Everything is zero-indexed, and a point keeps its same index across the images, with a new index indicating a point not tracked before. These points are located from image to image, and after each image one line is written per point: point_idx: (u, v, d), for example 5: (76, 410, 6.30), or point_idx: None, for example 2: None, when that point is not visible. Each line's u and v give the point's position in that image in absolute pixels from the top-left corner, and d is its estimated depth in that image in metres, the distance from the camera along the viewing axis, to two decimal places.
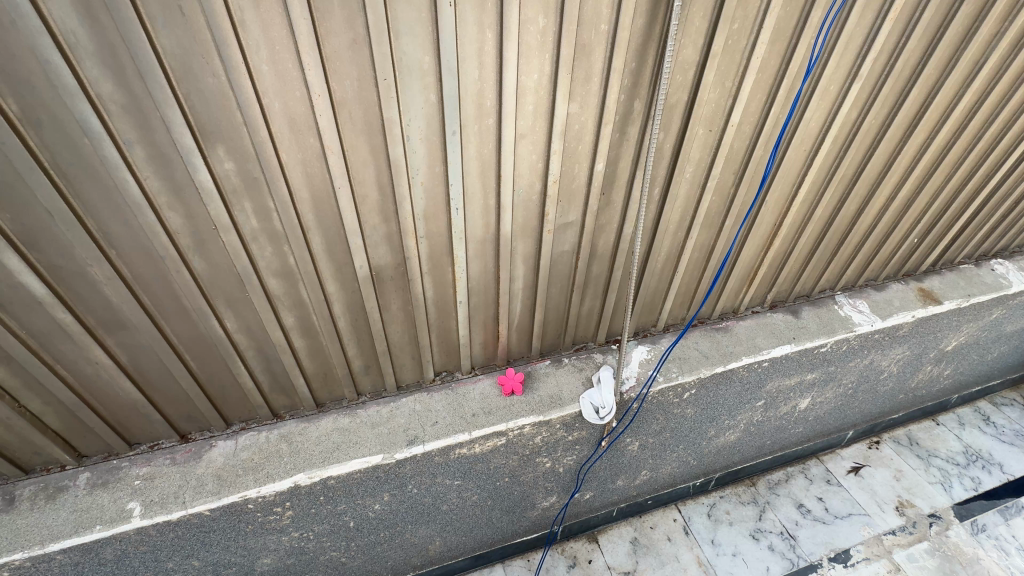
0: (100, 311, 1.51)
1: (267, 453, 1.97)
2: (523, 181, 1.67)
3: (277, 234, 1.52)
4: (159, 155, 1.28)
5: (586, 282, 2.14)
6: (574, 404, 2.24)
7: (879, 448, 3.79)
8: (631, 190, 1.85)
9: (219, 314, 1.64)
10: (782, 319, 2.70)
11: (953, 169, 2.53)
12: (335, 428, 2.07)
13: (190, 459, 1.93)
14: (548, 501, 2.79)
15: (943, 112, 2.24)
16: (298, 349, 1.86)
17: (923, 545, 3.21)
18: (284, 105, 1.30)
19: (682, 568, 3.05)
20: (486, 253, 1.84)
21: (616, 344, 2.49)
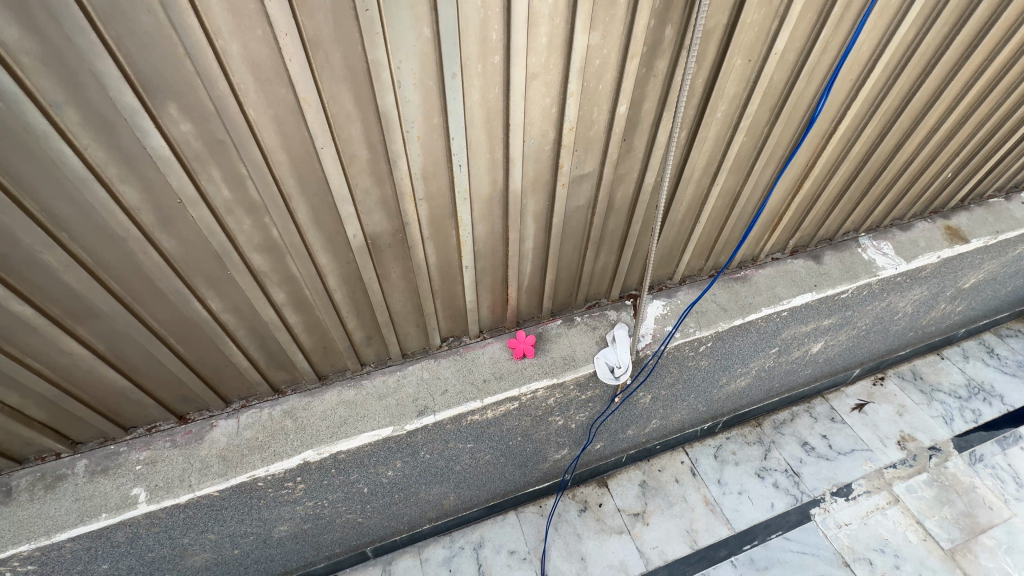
0: (64, 301, 1.33)
1: (271, 430, 1.89)
2: (535, 130, 1.44)
3: (254, 205, 1.31)
4: (98, 118, 1.05)
5: (601, 238, 1.96)
6: (588, 365, 2.15)
7: (884, 384, 3.81)
8: (655, 134, 1.62)
9: (200, 295, 1.47)
10: (804, 266, 2.55)
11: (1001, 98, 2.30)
12: (341, 401, 1.97)
13: (191, 440, 1.84)
14: (560, 453, 2.79)
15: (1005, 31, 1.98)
16: (293, 325, 1.71)
17: (922, 477, 3.30)
18: (245, 48, 1.05)
19: (690, 507, 3.14)
20: (493, 213, 1.64)
21: (630, 300, 2.35)
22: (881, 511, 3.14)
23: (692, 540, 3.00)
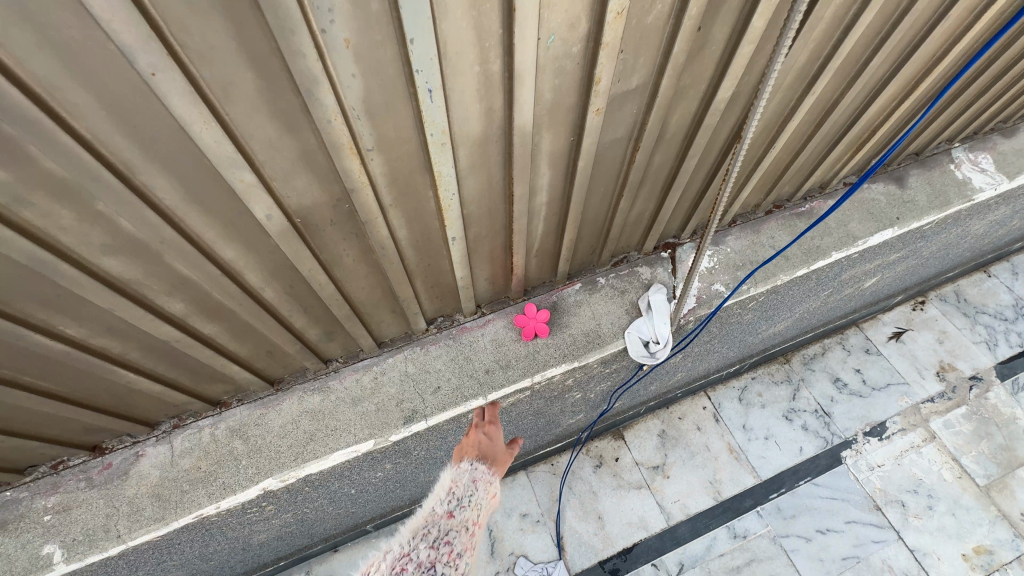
0: None
1: (216, 457, 1.46)
2: (554, 18, 0.83)
3: (69, 185, 0.74)
4: None
5: (641, 180, 1.39)
6: (616, 343, 1.69)
7: (924, 309, 3.45)
8: (744, 17, 1.00)
9: (42, 321, 0.95)
10: (884, 193, 2.00)
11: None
12: (303, 412, 1.53)
13: (112, 477, 1.42)
14: (575, 420, 2.45)
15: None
16: (212, 336, 1.20)
17: (961, 410, 3.06)
18: None
19: (713, 457, 2.91)
20: (489, 159, 1.06)
21: (667, 252, 1.83)
22: (915, 450, 2.93)
23: (716, 492, 2.81)
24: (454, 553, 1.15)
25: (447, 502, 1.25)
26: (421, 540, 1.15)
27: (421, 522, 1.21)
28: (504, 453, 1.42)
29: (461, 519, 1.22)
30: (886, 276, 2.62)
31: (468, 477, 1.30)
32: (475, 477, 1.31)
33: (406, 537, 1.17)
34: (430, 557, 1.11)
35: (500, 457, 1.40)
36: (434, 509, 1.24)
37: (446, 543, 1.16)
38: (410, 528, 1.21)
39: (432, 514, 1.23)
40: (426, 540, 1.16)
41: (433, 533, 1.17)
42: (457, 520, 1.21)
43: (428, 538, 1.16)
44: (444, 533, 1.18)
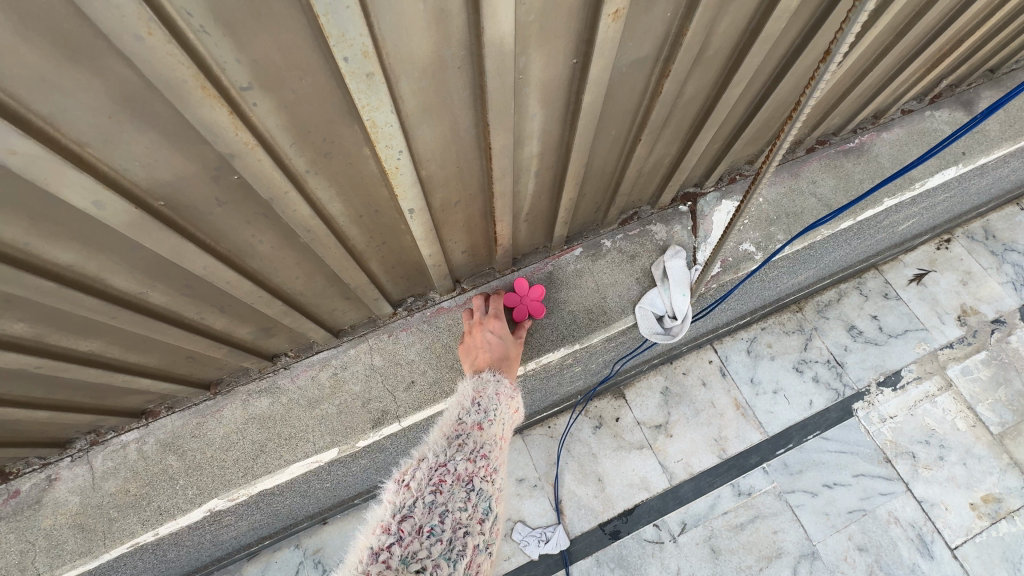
0: None
1: (148, 478, 1.21)
2: None
3: None
4: None
5: (667, 117, 1.03)
6: (624, 319, 1.42)
7: (950, 248, 3.16)
8: None
9: None
10: (950, 121, 1.63)
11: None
12: (248, 419, 1.26)
13: (21, 507, 1.18)
14: (573, 387, 2.23)
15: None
16: (94, 352, 0.90)
17: (981, 356, 2.89)
18: None
19: (718, 413, 2.76)
20: (450, 96, 0.71)
21: (687, 204, 1.49)
22: (930, 399, 2.79)
23: (721, 450, 2.68)
24: (494, 467, 0.90)
25: (475, 410, 0.99)
26: (455, 449, 0.89)
27: (449, 426, 0.94)
28: (517, 350, 1.21)
29: (497, 431, 0.97)
30: (923, 217, 2.28)
31: (492, 389, 1.05)
32: (499, 389, 1.07)
33: (435, 444, 0.90)
34: (470, 472, 0.86)
35: (515, 354, 1.19)
36: (461, 416, 0.98)
37: (484, 454, 0.90)
38: (437, 432, 0.94)
39: (460, 420, 0.96)
40: (461, 450, 0.89)
41: (468, 442, 0.91)
42: (490, 432, 0.95)
43: (462, 446, 0.90)
44: (482, 443, 0.92)
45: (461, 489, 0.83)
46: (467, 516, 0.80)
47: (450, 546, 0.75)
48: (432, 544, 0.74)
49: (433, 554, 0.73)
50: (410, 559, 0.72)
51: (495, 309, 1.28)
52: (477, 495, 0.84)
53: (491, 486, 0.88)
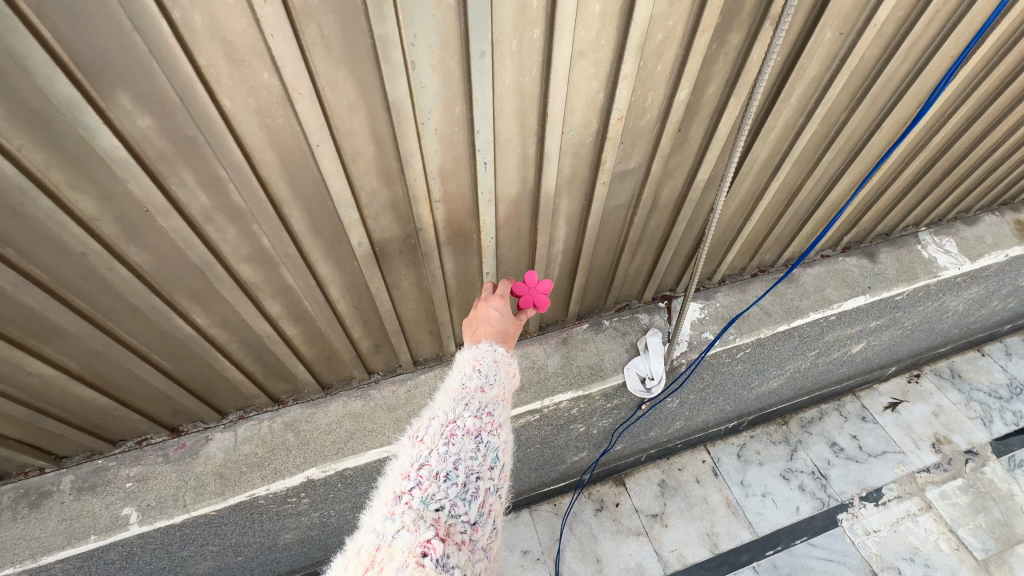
0: (23, 321, 1.14)
1: (272, 445, 1.73)
2: (575, 120, 1.19)
3: (239, 211, 1.09)
4: (31, 113, 0.80)
5: (640, 238, 1.73)
6: (617, 375, 1.96)
7: (919, 382, 3.60)
8: (716, 122, 1.36)
9: (184, 310, 1.28)
10: (857, 265, 2.30)
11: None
12: (346, 413, 1.80)
13: (185, 455, 1.69)
14: (578, 456, 2.64)
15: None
16: (291, 336, 1.52)
17: (957, 482, 3.14)
18: (211, 19, 0.79)
19: (710, 509, 3.02)
20: (521, 213, 1.41)
21: (664, 302, 2.12)
22: (912, 518, 2.99)
23: (713, 544, 2.88)
24: (497, 423, 1.05)
25: (476, 377, 1.13)
26: (462, 409, 1.04)
27: (455, 393, 1.09)
28: (514, 330, 1.32)
29: (497, 393, 1.11)
30: (868, 343, 2.82)
31: (490, 357, 1.19)
32: (497, 357, 1.20)
33: (445, 407, 1.05)
34: (477, 427, 1.01)
35: (510, 333, 1.30)
36: (464, 382, 1.12)
37: (487, 414, 1.05)
38: (446, 398, 1.09)
39: (464, 386, 1.11)
40: (468, 409, 1.04)
41: (473, 403, 1.06)
42: (491, 394, 1.10)
43: (468, 407, 1.05)
44: (485, 404, 1.06)
45: (470, 442, 0.98)
46: (476, 464, 0.96)
47: (462, 488, 0.91)
48: (447, 487, 0.90)
49: (449, 495, 0.89)
50: (430, 499, 0.88)
51: (501, 291, 1.39)
52: (483, 447, 0.99)
53: (496, 439, 1.03)
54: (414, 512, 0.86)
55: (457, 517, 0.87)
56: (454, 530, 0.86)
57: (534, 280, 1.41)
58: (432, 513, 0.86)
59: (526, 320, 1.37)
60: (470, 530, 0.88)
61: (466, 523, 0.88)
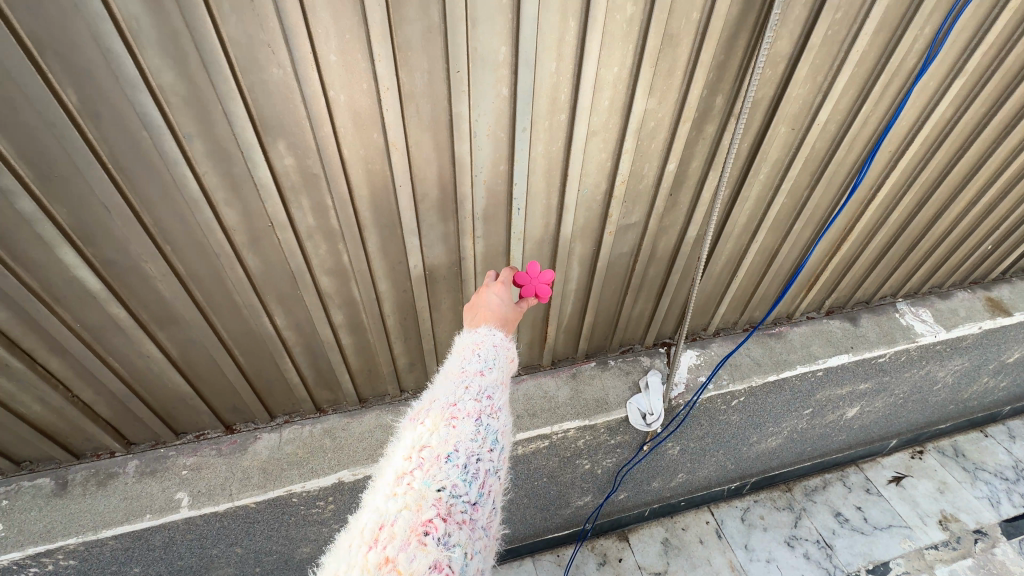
0: (153, 307, 1.46)
1: (311, 447, 1.95)
2: (589, 181, 1.56)
3: (333, 232, 1.44)
4: (219, 150, 1.19)
5: (641, 284, 2.04)
6: (620, 409, 2.16)
7: (922, 458, 3.66)
8: (700, 190, 1.72)
9: (270, 311, 1.59)
10: (840, 326, 2.56)
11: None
12: (378, 424, 2.03)
13: (235, 450, 1.92)
14: (583, 500, 2.74)
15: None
16: (345, 346, 1.81)
17: (967, 562, 3.09)
18: (349, 98, 1.18)
19: (714, 571, 3.00)
20: (543, 253, 1.75)
21: (665, 348, 2.39)
22: None
23: None
24: (498, 406, 1.01)
25: (476, 360, 1.08)
26: (463, 392, 1.00)
27: (454, 376, 1.04)
28: (514, 315, 1.27)
29: (497, 377, 1.06)
30: (863, 407, 2.97)
31: (490, 342, 1.13)
32: (496, 342, 1.14)
33: (445, 390, 1.01)
34: (478, 410, 0.97)
35: (508, 321, 1.24)
36: (463, 366, 1.07)
37: (488, 397, 1.01)
38: (445, 380, 1.04)
39: (463, 369, 1.06)
40: (468, 393, 1.00)
41: (473, 386, 1.01)
42: (491, 377, 1.06)
43: (468, 390, 1.00)
44: (485, 387, 1.02)
45: (471, 425, 0.95)
46: (476, 446, 0.93)
47: (464, 470, 0.88)
48: (448, 468, 0.87)
49: (450, 476, 0.87)
50: (432, 480, 0.85)
51: (503, 279, 1.35)
52: (484, 429, 0.96)
53: (496, 422, 0.99)
54: (416, 492, 0.84)
55: (458, 498, 0.85)
56: (455, 509, 0.83)
57: (536, 271, 1.37)
58: (434, 492, 0.84)
59: (526, 307, 1.32)
60: (471, 510, 0.85)
61: (467, 503, 0.85)
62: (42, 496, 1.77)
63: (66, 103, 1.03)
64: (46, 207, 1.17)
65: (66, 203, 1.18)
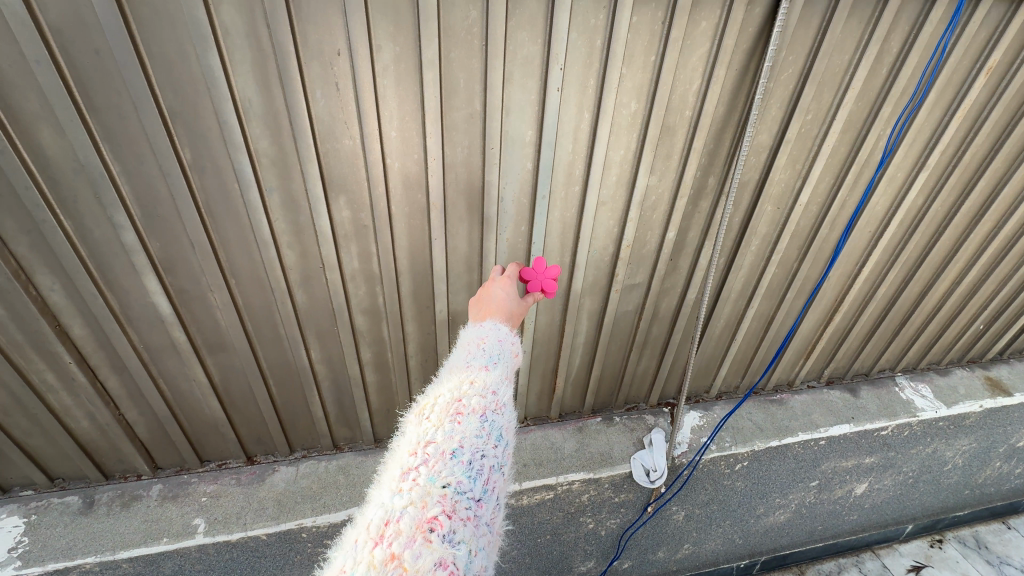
0: (209, 333, 1.65)
1: (325, 482, 2.01)
2: (598, 243, 1.78)
3: (373, 275, 1.65)
4: (292, 202, 1.43)
5: (645, 342, 2.19)
6: (624, 464, 2.21)
7: (942, 548, 3.50)
8: (698, 257, 1.93)
9: (307, 344, 1.76)
10: (839, 396, 2.64)
11: (1015, 237, 2.32)
12: None
13: (253, 480, 1.99)
14: (585, 567, 2.63)
15: (995, 141, 1.93)
16: (369, 383, 1.95)
17: None
18: (402, 165, 1.44)
19: None
20: (555, 306, 1.93)
21: (668, 407, 2.48)
22: None
23: None
24: (503, 401, 0.96)
25: (481, 355, 1.03)
26: (468, 387, 0.95)
27: (458, 371, 0.99)
28: (521, 309, 1.26)
29: (502, 373, 1.02)
30: (874, 489, 2.90)
31: (495, 337, 1.09)
32: (501, 337, 1.11)
33: (450, 385, 0.96)
34: (483, 405, 0.92)
35: (516, 313, 1.23)
36: (467, 360, 1.02)
37: (493, 391, 0.96)
38: (449, 376, 0.99)
39: (467, 364, 1.01)
40: (473, 388, 0.95)
41: (478, 382, 0.96)
42: (496, 372, 1.00)
43: (473, 386, 0.95)
44: (490, 382, 0.97)
45: (476, 420, 0.89)
46: (482, 442, 0.87)
47: (469, 466, 0.82)
48: (454, 464, 0.81)
49: (455, 472, 0.81)
50: (436, 476, 0.79)
51: (509, 274, 1.37)
52: (490, 425, 0.90)
53: (502, 418, 0.94)
54: (420, 489, 0.77)
55: (463, 495, 0.78)
56: (460, 507, 0.77)
57: (541, 267, 1.42)
58: (439, 489, 0.78)
59: (532, 301, 1.34)
60: (476, 509, 0.79)
61: (472, 501, 0.79)
62: (69, 513, 1.84)
63: (182, 159, 1.29)
64: (143, 240, 1.40)
65: (160, 238, 1.41)
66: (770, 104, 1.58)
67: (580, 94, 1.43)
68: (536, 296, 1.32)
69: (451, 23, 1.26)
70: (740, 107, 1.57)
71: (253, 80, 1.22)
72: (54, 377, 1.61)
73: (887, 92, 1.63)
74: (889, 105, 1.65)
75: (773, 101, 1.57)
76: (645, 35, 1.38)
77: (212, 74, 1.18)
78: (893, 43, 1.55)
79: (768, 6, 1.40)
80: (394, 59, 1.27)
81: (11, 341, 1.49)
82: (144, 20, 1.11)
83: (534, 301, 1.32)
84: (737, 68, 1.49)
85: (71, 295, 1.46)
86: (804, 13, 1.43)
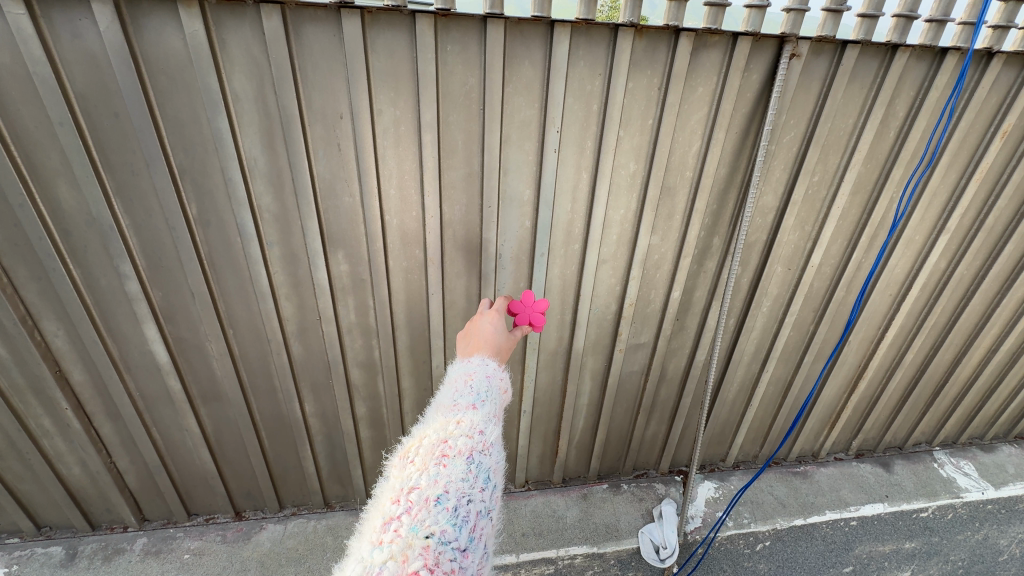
0: (204, 382, 1.64)
1: (312, 544, 1.91)
2: (600, 301, 1.74)
3: (369, 329, 1.64)
4: (291, 255, 1.46)
5: (653, 405, 2.09)
6: (631, 539, 2.02)
7: None
8: (706, 317, 1.86)
9: (302, 397, 1.73)
10: (871, 472, 2.42)
11: None
12: None
13: (239, 538, 1.91)
14: None
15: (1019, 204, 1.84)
16: (362, 439, 1.89)
17: None
18: (400, 222, 1.47)
19: None
20: (556, 365, 1.87)
21: (681, 476, 2.32)
22: None
23: None
24: (492, 441, 0.87)
25: (468, 393, 0.95)
26: (454, 428, 0.85)
27: (445, 410, 0.90)
28: (511, 341, 1.17)
29: (490, 411, 0.92)
30: None
31: (482, 372, 1.01)
32: (488, 372, 1.02)
33: (435, 425, 0.87)
34: (471, 446, 0.83)
35: (507, 347, 1.16)
36: (453, 399, 0.94)
37: (481, 431, 0.87)
38: (435, 416, 0.90)
39: (453, 403, 0.92)
40: (459, 428, 0.86)
41: (465, 421, 0.87)
42: (485, 410, 0.91)
43: (459, 426, 0.86)
44: (478, 421, 0.88)
45: (463, 462, 0.80)
46: (469, 486, 0.77)
47: (455, 513, 0.72)
48: (438, 512, 0.72)
49: (439, 521, 0.71)
50: (419, 526, 0.70)
51: (498, 307, 1.28)
52: (477, 467, 0.80)
53: (490, 459, 0.84)
54: (401, 541, 0.68)
55: (448, 546, 0.69)
56: (444, 560, 0.67)
57: (529, 300, 1.35)
58: (422, 541, 0.68)
59: (524, 334, 1.23)
60: (462, 560, 0.69)
61: (457, 552, 0.69)
62: (50, 565, 1.79)
63: (189, 213, 1.34)
64: (146, 290, 1.44)
65: (162, 288, 1.45)
66: (773, 166, 1.56)
67: (578, 156, 1.45)
68: (526, 327, 1.24)
69: (450, 88, 1.31)
70: (743, 170, 1.56)
71: (259, 141, 1.28)
72: (49, 423, 1.62)
73: (896, 155, 1.60)
74: (900, 168, 1.62)
75: (776, 163, 1.56)
76: (642, 99, 1.39)
77: (220, 135, 1.24)
78: (898, 108, 1.53)
79: (765, 74, 1.42)
80: (394, 122, 1.32)
81: (13, 384, 1.52)
82: (161, 86, 1.18)
83: (524, 333, 1.24)
84: (737, 131, 1.49)
85: (73, 340, 1.49)
86: (802, 79, 1.43)
